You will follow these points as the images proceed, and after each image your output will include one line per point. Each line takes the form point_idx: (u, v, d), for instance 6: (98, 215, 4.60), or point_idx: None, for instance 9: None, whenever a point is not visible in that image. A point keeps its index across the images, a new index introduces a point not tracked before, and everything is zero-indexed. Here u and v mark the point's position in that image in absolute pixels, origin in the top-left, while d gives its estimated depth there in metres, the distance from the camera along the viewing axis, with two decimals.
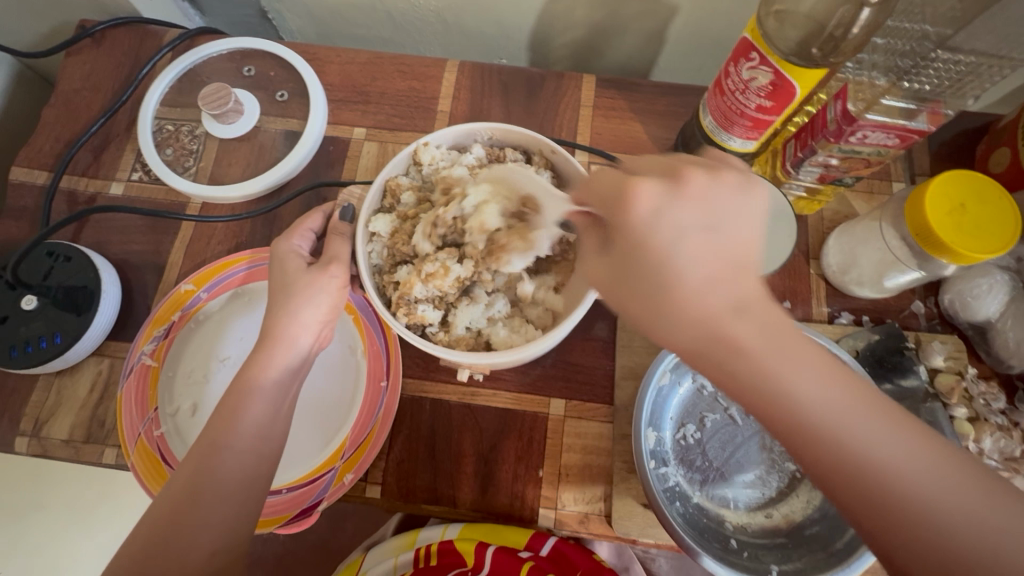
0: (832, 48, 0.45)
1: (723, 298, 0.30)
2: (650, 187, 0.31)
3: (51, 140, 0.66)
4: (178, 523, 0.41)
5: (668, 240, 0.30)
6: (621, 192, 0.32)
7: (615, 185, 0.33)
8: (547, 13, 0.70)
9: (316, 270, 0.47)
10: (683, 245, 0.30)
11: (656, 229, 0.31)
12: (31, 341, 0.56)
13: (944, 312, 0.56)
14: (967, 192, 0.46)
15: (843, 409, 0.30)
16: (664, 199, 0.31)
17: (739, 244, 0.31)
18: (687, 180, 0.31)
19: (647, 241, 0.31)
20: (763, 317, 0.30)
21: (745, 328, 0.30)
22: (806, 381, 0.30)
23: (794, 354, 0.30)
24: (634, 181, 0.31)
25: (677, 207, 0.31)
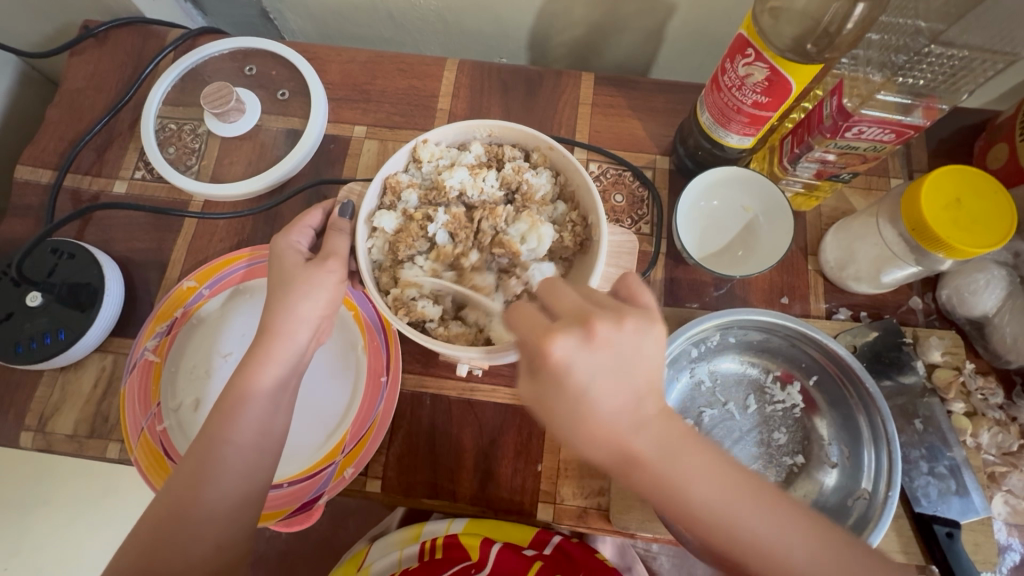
0: (826, 44, 0.45)
1: (619, 418, 0.33)
2: (564, 340, 0.33)
3: (55, 138, 0.67)
4: (181, 516, 0.41)
5: (582, 380, 0.33)
6: (539, 338, 0.33)
7: (533, 329, 0.34)
8: (546, 12, 0.70)
9: (315, 265, 0.48)
10: (594, 385, 0.33)
11: (570, 373, 0.33)
12: (36, 337, 0.56)
13: (942, 307, 0.56)
14: (963, 187, 0.46)
15: (735, 507, 0.34)
16: (575, 351, 0.33)
17: (642, 371, 0.34)
18: (598, 329, 0.33)
19: (564, 381, 0.33)
20: (654, 427, 0.34)
21: (645, 445, 0.33)
22: (707, 480, 0.34)
23: (689, 458, 0.34)
24: (550, 335, 0.33)
25: (585, 356, 0.33)
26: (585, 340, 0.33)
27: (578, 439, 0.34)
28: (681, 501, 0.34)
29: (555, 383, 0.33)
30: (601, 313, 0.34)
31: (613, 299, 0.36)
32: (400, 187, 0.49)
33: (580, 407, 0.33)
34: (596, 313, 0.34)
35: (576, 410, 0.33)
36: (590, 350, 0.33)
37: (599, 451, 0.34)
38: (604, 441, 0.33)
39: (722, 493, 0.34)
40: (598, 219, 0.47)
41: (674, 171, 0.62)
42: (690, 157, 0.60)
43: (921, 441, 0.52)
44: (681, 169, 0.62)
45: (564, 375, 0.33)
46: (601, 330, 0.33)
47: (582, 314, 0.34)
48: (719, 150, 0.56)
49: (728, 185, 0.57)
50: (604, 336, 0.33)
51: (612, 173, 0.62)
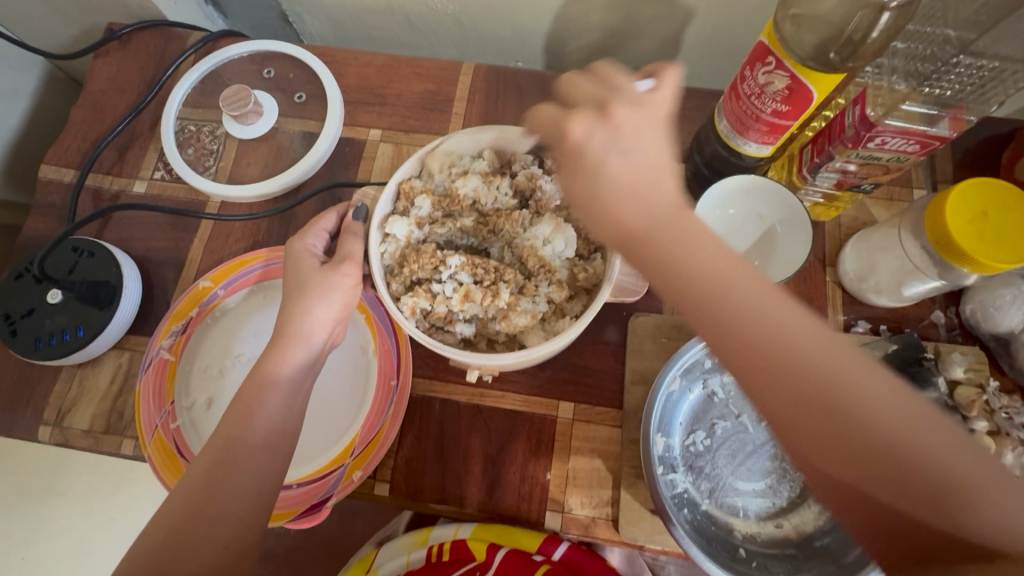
0: (851, 52, 0.44)
1: (631, 182, 0.36)
2: (583, 121, 0.37)
3: (78, 138, 0.68)
4: (193, 516, 0.41)
5: (601, 153, 0.37)
6: (560, 126, 0.38)
7: (554, 121, 0.39)
8: (563, 16, 0.70)
9: (330, 268, 0.48)
10: (619, 150, 0.36)
11: (586, 150, 0.37)
12: (55, 334, 0.57)
13: (966, 323, 0.55)
14: (990, 200, 0.45)
15: (764, 312, 0.33)
16: (592, 130, 0.37)
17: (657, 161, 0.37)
18: (615, 112, 0.37)
19: (579, 158, 0.37)
20: (674, 223, 0.35)
21: (656, 222, 0.35)
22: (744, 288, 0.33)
23: (708, 256, 0.34)
24: (569, 117, 0.38)
25: (603, 134, 0.37)
26: (604, 120, 0.37)
27: (596, 209, 0.37)
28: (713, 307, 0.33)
29: (574, 161, 0.38)
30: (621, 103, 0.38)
31: (630, 86, 0.39)
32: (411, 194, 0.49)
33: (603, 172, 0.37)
34: (616, 99, 0.38)
35: (601, 190, 0.37)
36: (608, 127, 0.37)
37: (615, 233, 0.36)
38: (617, 218, 0.36)
39: (761, 308, 0.33)
40: None
41: (690, 179, 0.61)
42: (707, 165, 0.59)
43: None
44: (697, 177, 0.61)
45: (581, 152, 0.37)
46: (621, 113, 0.37)
47: (604, 100, 0.38)
48: (737, 159, 0.55)
49: (746, 195, 0.56)
50: (624, 118, 0.37)
51: None
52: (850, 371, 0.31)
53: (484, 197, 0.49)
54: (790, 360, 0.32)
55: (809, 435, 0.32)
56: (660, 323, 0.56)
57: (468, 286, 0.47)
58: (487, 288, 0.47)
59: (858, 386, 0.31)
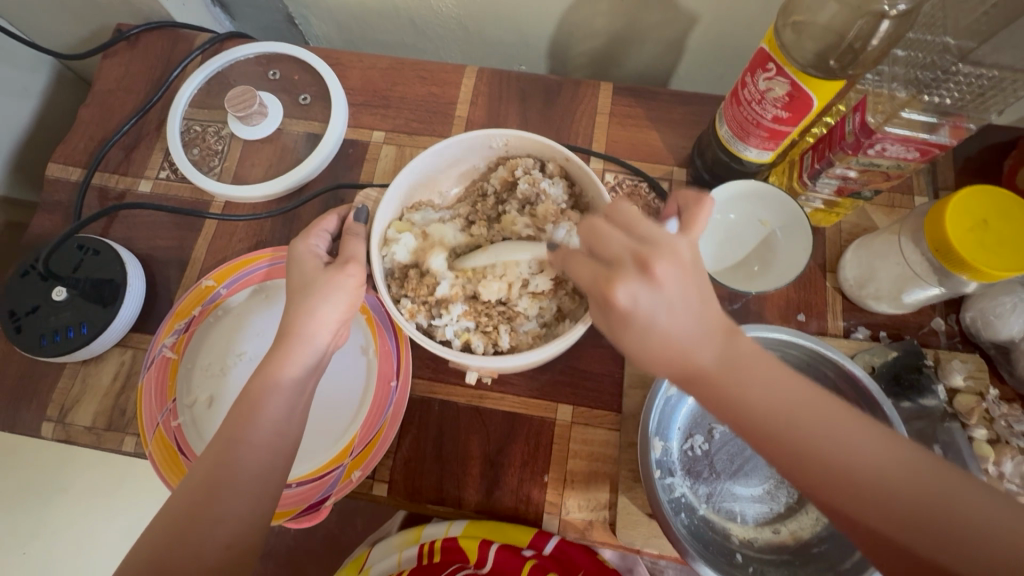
0: (850, 60, 0.45)
1: (673, 330, 0.33)
2: (628, 286, 0.33)
3: (85, 138, 0.69)
4: (196, 515, 0.42)
5: (648, 315, 0.33)
6: (602, 291, 0.34)
7: (597, 279, 0.34)
8: (567, 21, 0.70)
9: (332, 269, 0.48)
10: (656, 305, 0.33)
11: (635, 314, 0.33)
12: (59, 331, 0.58)
13: (966, 330, 0.55)
14: (990, 208, 0.45)
15: (802, 413, 0.33)
16: (640, 293, 0.33)
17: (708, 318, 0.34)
18: (659, 269, 0.33)
19: (629, 322, 0.33)
20: (717, 343, 0.34)
21: (701, 350, 0.34)
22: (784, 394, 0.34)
23: (746, 364, 0.34)
24: (613, 282, 0.33)
25: (650, 297, 0.33)
26: (651, 285, 0.33)
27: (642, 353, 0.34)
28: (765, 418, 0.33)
29: (621, 324, 0.34)
30: (664, 260, 0.33)
31: (651, 226, 0.35)
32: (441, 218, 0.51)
33: (646, 333, 0.33)
34: (657, 254, 0.33)
35: (643, 344, 0.34)
36: (654, 290, 0.33)
37: (662, 365, 0.34)
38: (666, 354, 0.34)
39: (806, 411, 0.34)
40: None
41: (691, 184, 0.62)
42: (708, 171, 0.59)
43: None
44: (699, 182, 0.61)
45: (630, 316, 0.33)
46: (665, 271, 0.33)
47: (641, 254, 0.34)
48: (738, 163, 0.55)
49: (745, 200, 0.55)
50: (667, 273, 0.33)
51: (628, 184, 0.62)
52: (898, 465, 0.33)
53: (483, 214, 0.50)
54: (786, 424, 0.33)
55: (870, 521, 0.32)
56: None
57: (469, 331, 0.48)
58: (487, 334, 0.48)
59: (906, 478, 0.32)
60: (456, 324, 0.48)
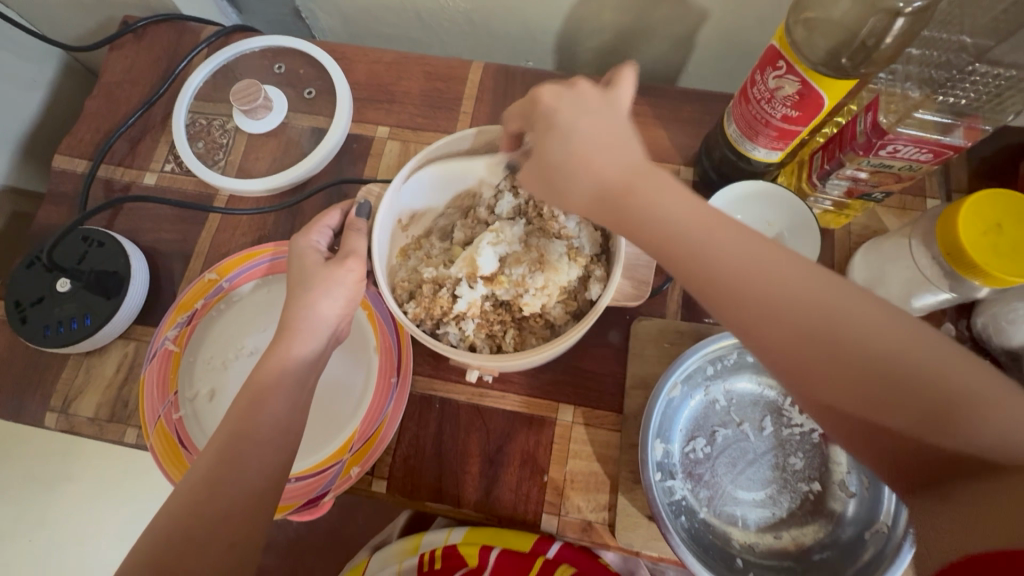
0: (863, 59, 0.43)
1: (594, 150, 0.36)
2: (551, 91, 0.40)
3: (91, 130, 0.69)
4: (197, 512, 0.41)
5: (569, 121, 0.37)
6: (532, 102, 0.41)
7: (528, 104, 0.42)
8: (575, 16, 0.69)
9: (334, 264, 0.48)
10: (577, 126, 0.37)
11: (556, 121, 0.38)
12: (64, 322, 0.58)
13: (976, 335, 0.54)
14: (1004, 212, 0.44)
15: (769, 273, 0.31)
16: (560, 94, 0.39)
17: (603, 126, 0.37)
18: (580, 85, 0.40)
19: (555, 120, 0.38)
20: (658, 186, 0.34)
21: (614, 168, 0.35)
22: (737, 244, 0.32)
23: (698, 213, 0.33)
24: (539, 91, 0.40)
25: (569, 98, 0.39)
26: (572, 88, 0.39)
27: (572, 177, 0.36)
28: (705, 264, 0.32)
29: (548, 125, 0.38)
30: (589, 83, 0.40)
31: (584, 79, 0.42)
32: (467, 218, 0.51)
33: (569, 145, 0.36)
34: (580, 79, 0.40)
35: (564, 146, 0.37)
36: (573, 95, 0.39)
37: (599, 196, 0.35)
38: (584, 163, 0.36)
39: (757, 255, 0.32)
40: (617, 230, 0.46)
41: (698, 183, 0.61)
42: (715, 170, 0.58)
43: None
44: (705, 181, 0.60)
45: (553, 117, 0.38)
46: (586, 87, 0.39)
47: (569, 81, 0.41)
48: (746, 163, 0.54)
49: (752, 202, 0.55)
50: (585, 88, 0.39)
51: None
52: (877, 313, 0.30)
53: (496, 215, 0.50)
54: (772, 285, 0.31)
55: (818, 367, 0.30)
56: (663, 327, 0.56)
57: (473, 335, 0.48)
58: (493, 336, 0.49)
59: (858, 316, 0.30)
60: (465, 329, 0.48)
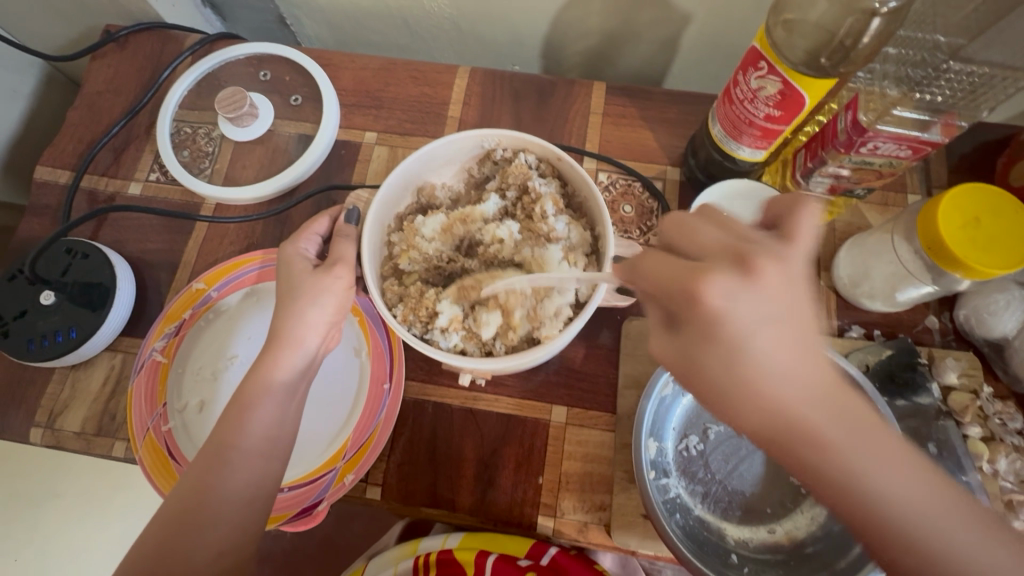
0: (841, 58, 0.44)
1: (781, 367, 0.30)
2: (725, 285, 0.30)
3: (74, 140, 0.68)
4: (187, 521, 0.41)
5: (739, 327, 0.30)
6: (688, 290, 0.31)
7: (682, 278, 0.31)
8: (560, 20, 0.70)
9: (322, 271, 0.48)
10: (766, 346, 0.30)
11: (726, 321, 0.30)
12: (48, 335, 0.57)
13: (960, 328, 0.55)
14: (982, 206, 0.45)
15: (900, 482, 0.31)
16: (732, 294, 0.30)
17: (792, 308, 0.31)
18: (760, 270, 0.30)
19: (717, 330, 0.30)
20: (829, 404, 0.31)
21: (787, 386, 0.31)
22: (881, 455, 0.31)
23: (834, 408, 0.31)
24: (705, 278, 0.30)
25: (746, 299, 0.30)
26: (749, 281, 0.30)
27: (739, 401, 0.31)
28: (851, 485, 0.31)
29: (704, 331, 0.31)
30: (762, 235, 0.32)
31: (760, 234, 0.32)
32: (449, 232, 0.50)
33: (748, 371, 0.31)
34: (760, 254, 0.31)
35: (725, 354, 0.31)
36: (750, 293, 0.30)
37: (766, 424, 0.31)
38: (757, 392, 0.31)
39: (913, 491, 0.32)
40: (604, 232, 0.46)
41: (685, 183, 0.62)
42: (701, 169, 0.59)
43: (934, 466, 0.51)
44: (692, 181, 0.61)
45: (718, 329, 0.30)
46: (769, 276, 0.30)
47: (741, 250, 0.31)
48: (731, 163, 0.55)
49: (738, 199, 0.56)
50: (771, 276, 0.30)
51: (621, 183, 0.62)
52: None
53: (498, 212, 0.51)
54: (908, 518, 0.31)
55: None
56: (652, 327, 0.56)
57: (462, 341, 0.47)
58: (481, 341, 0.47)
59: (993, 560, 0.31)
60: (452, 334, 0.47)
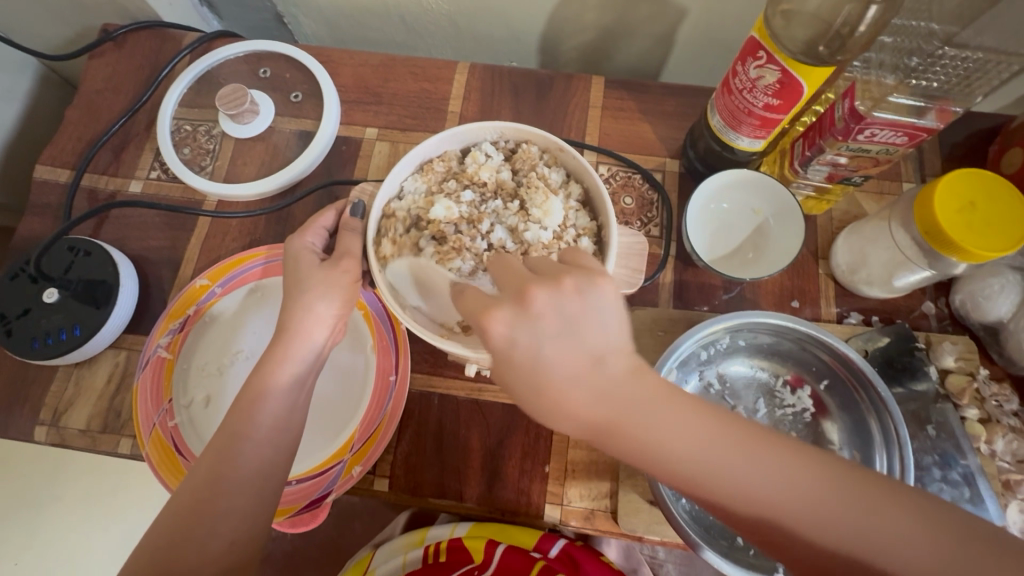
0: (838, 46, 0.46)
1: (586, 395, 0.32)
2: (500, 315, 0.33)
3: (73, 139, 0.68)
4: (198, 510, 0.41)
5: (531, 351, 0.33)
6: (478, 318, 0.34)
7: (476, 308, 0.35)
8: (557, 16, 0.70)
9: (329, 265, 0.48)
10: (567, 374, 0.32)
11: (515, 348, 0.33)
12: (51, 334, 0.57)
13: (955, 312, 0.56)
14: (977, 190, 0.46)
15: (705, 450, 0.32)
16: (514, 324, 0.33)
17: (591, 333, 0.33)
18: (535, 297, 0.33)
19: (512, 357, 0.33)
20: (609, 400, 0.32)
21: (598, 408, 0.32)
22: (681, 430, 0.32)
23: (651, 409, 0.32)
24: (486, 313, 0.33)
25: (525, 330, 0.33)
26: (523, 312, 0.33)
27: (539, 407, 0.33)
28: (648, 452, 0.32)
29: (505, 361, 0.33)
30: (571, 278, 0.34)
31: (558, 267, 0.36)
32: (428, 171, 0.50)
33: (545, 391, 0.33)
34: (535, 282, 0.34)
35: (542, 392, 0.33)
36: (529, 319, 0.33)
37: (568, 421, 0.33)
38: (573, 411, 0.33)
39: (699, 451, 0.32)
40: (609, 224, 0.46)
41: (684, 174, 0.62)
42: (700, 160, 0.60)
43: (933, 448, 0.51)
44: (691, 172, 0.62)
45: (512, 347, 0.33)
46: (540, 298, 0.33)
47: (521, 290, 0.34)
48: (730, 153, 0.56)
49: (737, 188, 0.57)
50: (544, 305, 0.33)
51: (621, 176, 0.62)
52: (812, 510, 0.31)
53: (498, 185, 0.50)
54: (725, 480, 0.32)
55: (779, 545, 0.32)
56: (657, 316, 0.56)
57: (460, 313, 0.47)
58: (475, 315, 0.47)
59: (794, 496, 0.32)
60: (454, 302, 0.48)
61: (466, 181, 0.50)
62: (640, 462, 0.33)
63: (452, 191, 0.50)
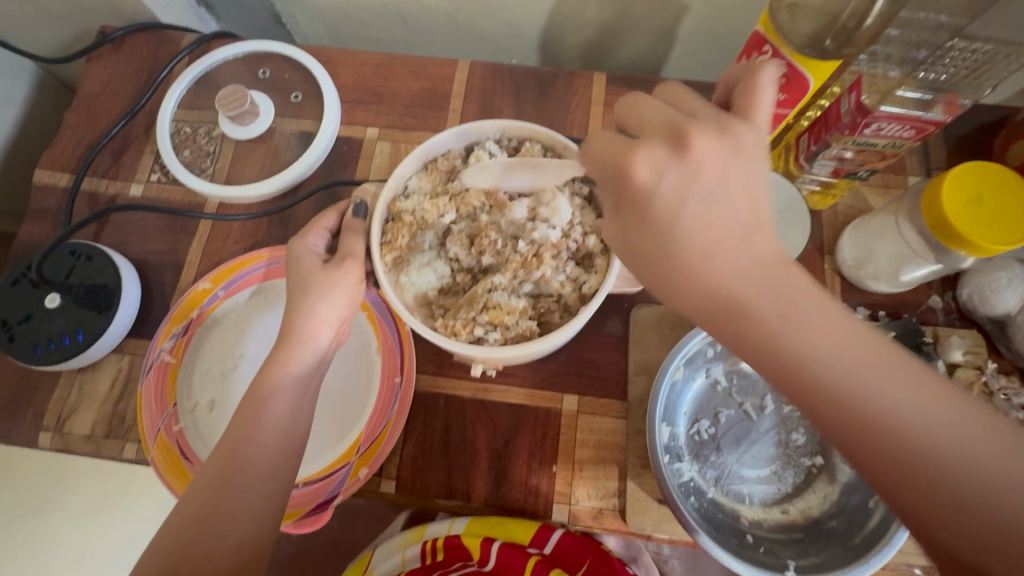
0: (845, 39, 0.46)
1: (729, 259, 0.32)
2: (649, 155, 0.33)
3: (72, 143, 0.67)
4: (207, 515, 0.41)
5: (670, 193, 0.32)
6: (623, 161, 0.34)
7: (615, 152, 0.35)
8: (558, 12, 0.70)
9: (332, 266, 0.48)
10: (705, 243, 0.32)
11: (657, 192, 0.33)
12: (54, 339, 0.57)
13: (962, 307, 0.55)
14: (984, 183, 0.45)
15: (844, 353, 0.30)
16: (663, 163, 0.33)
17: (745, 203, 0.32)
18: (695, 144, 0.32)
19: (651, 202, 0.33)
20: (769, 270, 0.31)
21: (743, 283, 0.31)
22: (820, 327, 0.30)
23: (799, 301, 0.30)
24: (637, 148, 0.33)
25: (674, 171, 0.32)
26: (680, 157, 0.32)
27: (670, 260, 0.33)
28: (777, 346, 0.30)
29: (641, 205, 0.33)
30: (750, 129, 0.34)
31: (713, 111, 0.35)
32: (432, 172, 0.50)
33: (677, 230, 0.32)
34: (695, 128, 0.33)
35: (679, 241, 0.32)
36: (681, 163, 0.32)
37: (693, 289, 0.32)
38: (708, 279, 0.32)
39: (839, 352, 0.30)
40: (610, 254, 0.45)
41: None
42: None
43: None
44: None
45: (649, 196, 0.33)
46: (702, 146, 0.32)
47: (678, 128, 0.33)
48: None
49: None
50: (705, 151, 0.32)
51: None
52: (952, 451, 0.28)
53: (500, 184, 0.50)
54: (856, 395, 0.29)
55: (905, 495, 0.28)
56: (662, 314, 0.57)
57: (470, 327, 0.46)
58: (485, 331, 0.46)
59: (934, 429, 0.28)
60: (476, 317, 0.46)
61: (470, 182, 0.50)
62: (766, 355, 0.31)
63: (456, 191, 0.49)
